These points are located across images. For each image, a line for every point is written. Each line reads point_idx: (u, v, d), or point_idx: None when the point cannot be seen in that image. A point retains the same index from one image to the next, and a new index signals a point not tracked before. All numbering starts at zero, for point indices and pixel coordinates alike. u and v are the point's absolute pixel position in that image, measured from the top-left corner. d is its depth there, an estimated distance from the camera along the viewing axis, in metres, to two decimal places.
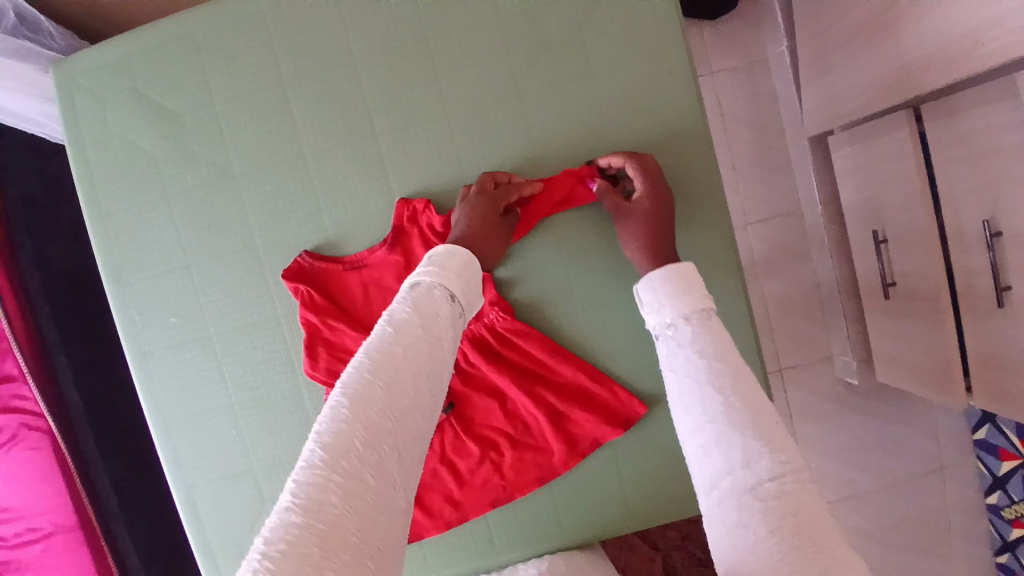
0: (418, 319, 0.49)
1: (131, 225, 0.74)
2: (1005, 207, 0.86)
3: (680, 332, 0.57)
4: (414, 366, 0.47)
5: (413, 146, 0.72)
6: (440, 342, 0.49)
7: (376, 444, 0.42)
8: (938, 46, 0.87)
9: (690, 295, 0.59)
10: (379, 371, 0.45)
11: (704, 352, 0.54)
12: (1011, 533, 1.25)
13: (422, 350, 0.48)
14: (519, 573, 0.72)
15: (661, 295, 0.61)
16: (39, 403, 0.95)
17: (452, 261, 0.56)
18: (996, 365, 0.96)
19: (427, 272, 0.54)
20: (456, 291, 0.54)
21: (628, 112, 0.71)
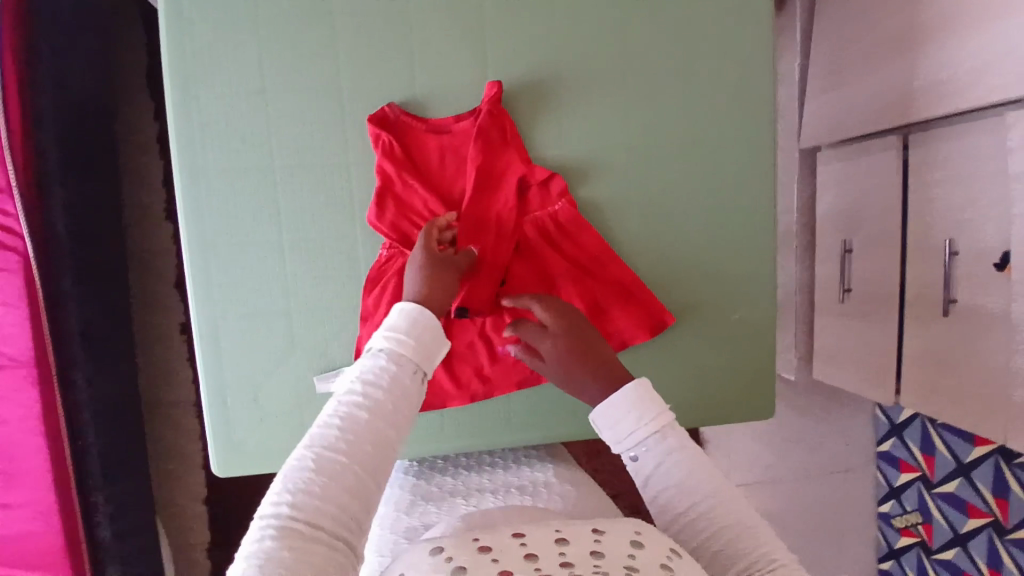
0: (381, 386, 0.57)
1: (211, 34, 0.71)
2: (967, 229, 1.02)
3: (655, 451, 0.59)
4: (376, 431, 0.55)
5: (516, 32, 0.75)
6: (402, 410, 0.57)
7: (341, 500, 0.51)
8: (944, 79, 1.01)
9: (653, 410, 0.61)
10: (344, 428, 0.54)
11: (684, 466, 0.57)
12: (899, 541, 1.43)
13: (381, 408, 0.56)
14: (528, 474, 0.81)
15: (625, 415, 0.61)
16: (20, 220, 0.87)
17: (414, 326, 0.61)
18: (929, 367, 1.12)
19: (386, 338, 0.60)
20: (421, 361, 0.60)
21: (713, 51, 0.78)
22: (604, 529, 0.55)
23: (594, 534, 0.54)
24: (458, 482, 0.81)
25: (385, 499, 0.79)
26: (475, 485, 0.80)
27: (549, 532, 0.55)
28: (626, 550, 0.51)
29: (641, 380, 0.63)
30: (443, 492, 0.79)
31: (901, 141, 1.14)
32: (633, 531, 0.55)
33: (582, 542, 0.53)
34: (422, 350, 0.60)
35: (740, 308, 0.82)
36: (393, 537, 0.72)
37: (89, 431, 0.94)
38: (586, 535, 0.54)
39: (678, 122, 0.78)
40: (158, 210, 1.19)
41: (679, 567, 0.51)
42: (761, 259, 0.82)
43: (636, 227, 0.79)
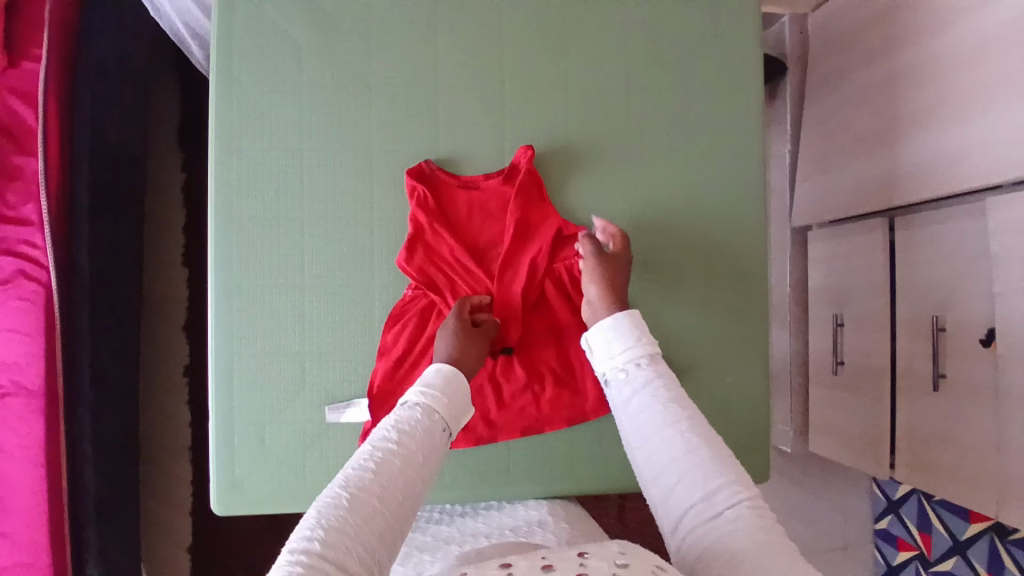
0: (415, 438, 0.56)
1: (256, 93, 0.78)
2: (954, 308, 1.07)
3: (635, 376, 0.63)
4: (409, 478, 0.53)
5: (533, 105, 0.82)
6: (431, 461, 0.56)
7: (369, 540, 0.48)
8: (926, 167, 1.08)
9: (640, 341, 0.66)
10: (379, 472, 0.52)
11: (659, 391, 0.61)
12: None
13: (414, 460, 0.55)
14: (520, 511, 0.83)
15: (613, 343, 0.67)
16: (48, 255, 0.91)
17: (447, 385, 0.64)
18: (921, 442, 1.14)
19: (420, 393, 0.61)
20: (449, 420, 0.61)
21: (711, 130, 0.85)
22: (590, 552, 0.53)
23: (580, 559, 0.52)
24: (453, 530, 0.82)
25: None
26: (471, 530, 0.81)
27: (535, 560, 0.53)
28: (609, 569, 0.49)
29: (633, 314, 0.69)
30: (438, 542, 0.79)
31: (888, 222, 1.20)
32: (619, 551, 0.53)
33: (568, 567, 0.51)
34: (452, 409, 0.62)
35: (736, 370, 0.85)
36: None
37: (88, 467, 0.95)
38: (572, 559, 0.52)
39: (679, 192, 0.84)
40: (175, 255, 1.23)
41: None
42: (754, 323, 0.86)
43: (638, 287, 0.84)
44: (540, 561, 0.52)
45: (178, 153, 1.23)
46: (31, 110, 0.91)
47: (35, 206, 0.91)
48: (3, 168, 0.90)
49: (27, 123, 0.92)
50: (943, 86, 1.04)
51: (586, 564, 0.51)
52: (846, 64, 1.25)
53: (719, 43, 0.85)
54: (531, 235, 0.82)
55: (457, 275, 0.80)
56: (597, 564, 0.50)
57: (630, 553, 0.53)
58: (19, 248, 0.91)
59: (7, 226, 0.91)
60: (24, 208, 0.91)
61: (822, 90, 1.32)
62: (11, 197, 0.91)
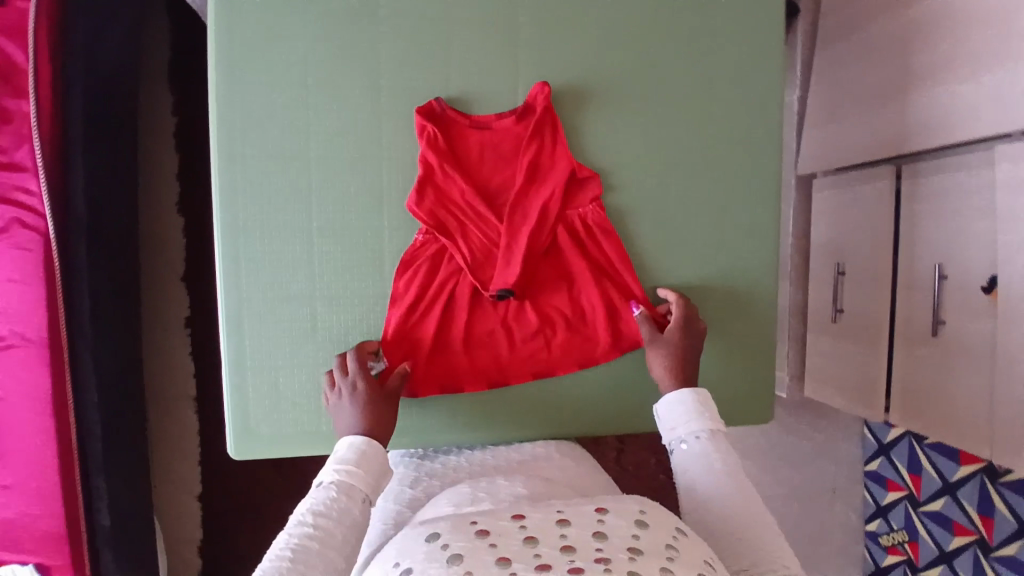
0: (329, 522, 0.60)
1: (256, 26, 0.75)
2: (957, 257, 1.07)
3: (695, 445, 0.71)
4: (331, 560, 0.58)
5: (545, 43, 0.79)
6: (351, 538, 0.60)
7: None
8: (938, 113, 1.07)
9: (705, 416, 0.73)
10: (293, 563, 0.56)
11: (720, 462, 0.69)
12: (886, 559, 1.47)
13: (328, 547, 0.58)
14: (525, 447, 0.83)
15: (678, 414, 0.74)
16: (45, 202, 0.88)
17: (363, 458, 0.66)
18: (916, 388, 1.16)
19: (336, 471, 0.64)
20: (368, 492, 0.64)
21: (729, 71, 0.82)
22: (607, 509, 0.56)
23: (597, 515, 0.55)
24: (461, 459, 0.82)
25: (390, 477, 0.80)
26: (479, 461, 0.82)
27: (550, 513, 0.56)
28: (630, 531, 0.53)
29: (702, 391, 0.76)
30: (447, 470, 0.80)
31: (895, 171, 1.19)
32: (636, 509, 0.57)
33: (584, 523, 0.54)
34: (370, 480, 0.65)
35: (745, 316, 0.86)
36: (397, 509, 0.74)
37: (93, 413, 0.93)
38: (589, 515, 0.56)
39: (693, 135, 0.82)
40: (169, 202, 1.20)
41: (684, 546, 0.54)
42: (765, 271, 0.85)
43: (649, 233, 0.83)
44: (555, 515, 0.55)
45: (168, 95, 1.18)
46: (19, 48, 0.87)
47: (29, 149, 0.88)
48: None
49: (14, 61, 0.88)
50: (961, 28, 1.01)
51: (605, 522, 0.54)
52: (860, 6, 1.21)
53: None
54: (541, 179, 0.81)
55: (469, 219, 0.80)
56: (616, 525, 0.54)
57: (648, 513, 0.56)
58: (14, 194, 0.88)
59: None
60: (16, 152, 0.88)
61: (834, 33, 1.28)
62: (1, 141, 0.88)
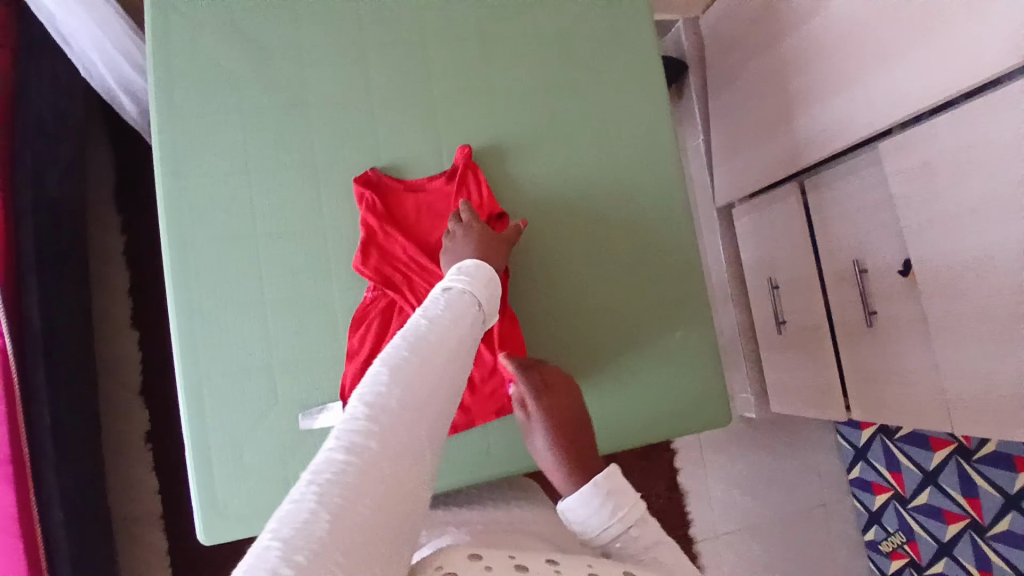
0: (460, 316, 0.58)
1: (196, 130, 0.83)
2: (870, 250, 1.17)
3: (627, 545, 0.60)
4: (457, 349, 0.54)
5: (461, 110, 0.89)
6: (464, 343, 0.55)
7: (419, 402, 0.47)
8: (820, 130, 1.20)
9: (625, 507, 0.62)
10: (430, 339, 0.52)
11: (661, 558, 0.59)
12: (891, 565, 1.47)
13: (461, 336, 0.56)
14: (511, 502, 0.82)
15: (593, 515, 0.62)
16: (1, 320, 0.88)
17: (472, 285, 0.63)
18: (868, 378, 1.22)
19: (451, 291, 0.60)
20: (478, 316, 0.60)
21: (626, 113, 0.94)
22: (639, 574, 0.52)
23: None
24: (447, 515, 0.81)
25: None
26: (452, 513, 0.82)
27: (580, 564, 0.52)
28: None
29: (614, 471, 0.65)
30: (434, 522, 0.79)
31: (799, 186, 1.31)
32: None
33: None
34: (486, 300, 0.63)
35: (684, 325, 0.92)
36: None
37: (59, 532, 0.91)
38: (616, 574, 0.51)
39: (605, 170, 0.92)
40: (125, 319, 1.23)
41: None
42: (695, 280, 0.93)
43: (581, 262, 0.91)
44: (588, 567, 0.51)
45: (120, 218, 1.24)
46: None
47: None
48: None
49: None
50: (821, 56, 1.17)
51: None
52: (738, 53, 1.38)
53: (617, 37, 0.94)
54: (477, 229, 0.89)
55: (412, 271, 0.83)
56: None
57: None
58: None
59: None
60: None
61: (721, 80, 1.44)
62: None
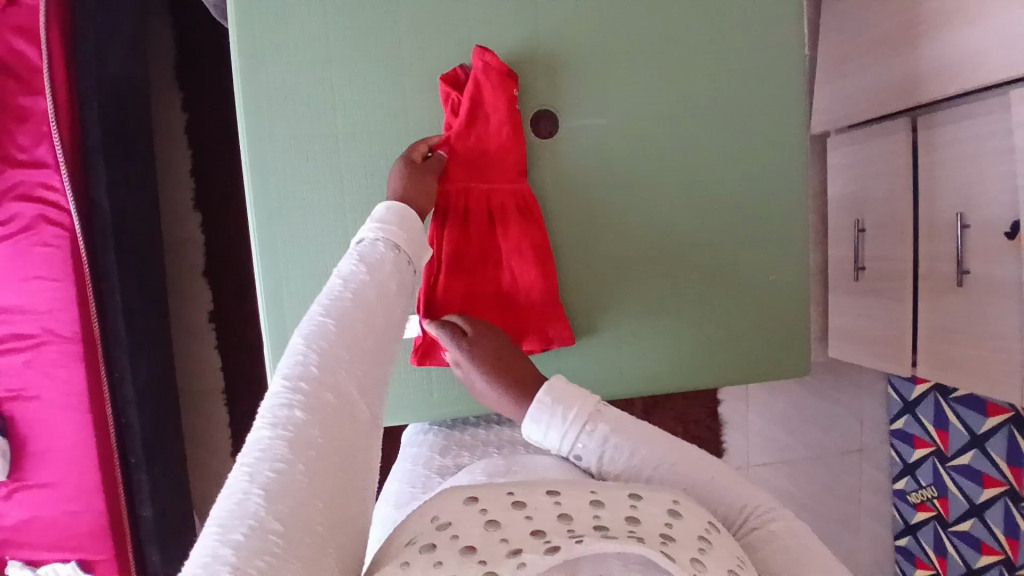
0: (384, 265, 0.53)
1: (273, 3, 0.75)
2: (978, 204, 1.07)
3: (591, 438, 0.59)
4: (383, 300, 0.50)
5: (563, 7, 0.79)
6: (392, 294, 0.52)
7: (351, 367, 0.45)
8: (951, 60, 1.06)
9: (574, 407, 0.61)
10: (353, 302, 0.48)
11: (625, 441, 0.59)
12: (915, 517, 1.48)
13: (388, 288, 0.52)
14: None
15: (546, 422, 0.61)
16: (67, 197, 0.88)
17: (402, 221, 0.58)
18: (944, 338, 1.16)
19: (378, 230, 0.56)
20: (411, 254, 0.57)
21: (748, 27, 0.82)
22: (641, 495, 0.50)
23: (631, 499, 0.49)
24: (490, 433, 0.86)
25: (418, 441, 0.85)
26: (506, 438, 0.86)
27: (583, 490, 0.50)
28: (664, 518, 0.47)
29: (554, 377, 0.63)
30: (476, 441, 0.85)
31: (911, 122, 1.18)
32: (670, 499, 0.50)
33: (618, 507, 0.48)
34: (413, 239, 0.58)
35: (777, 270, 0.86)
36: (426, 474, 0.79)
37: (132, 410, 0.94)
38: (623, 499, 0.49)
39: (714, 92, 0.82)
40: (186, 198, 1.20)
41: (719, 540, 0.47)
42: (794, 224, 0.86)
43: (677, 191, 0.83)
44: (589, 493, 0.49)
45: (178, 91, 1.18)
46: (33, 47, 0.86)
47: (48, 146, 0.88)
48: (9, 110, 0.86)
49: (30, 61, 0.87)
50: None
51: (639, 507, 0.48)
52: None
53: None
54: (553, 143, 0.81)
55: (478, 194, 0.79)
56: (650, 512, 0.47)
57: (683, 503, 0.50)
58: (36, 192, 0.88)
59: (23, 170, 0.87)
60: (36, 150, 0.88)
61: None
62: (22, 139, 0.87)
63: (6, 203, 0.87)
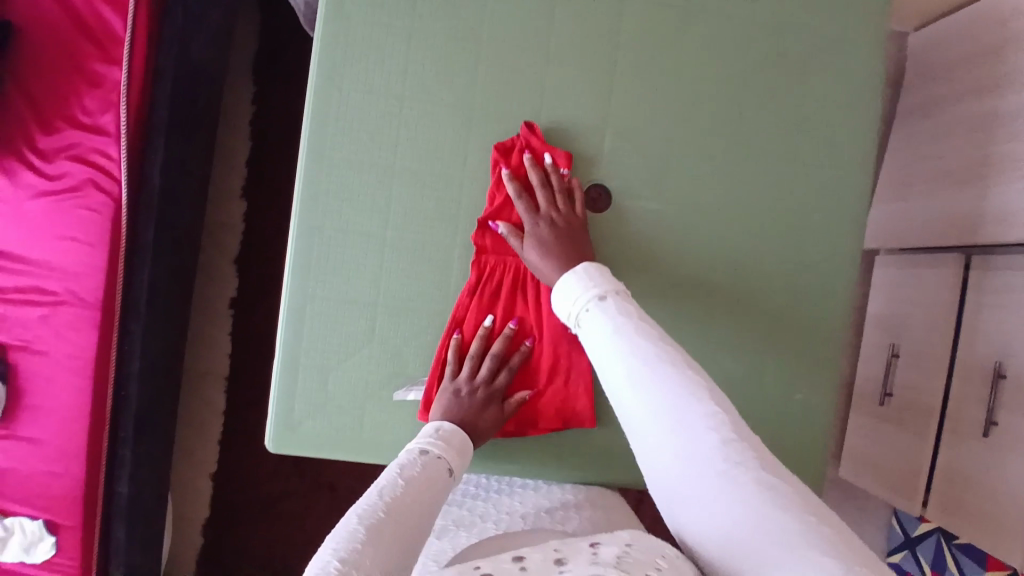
0: (432, 475, 0.63)
1: (362, 30, 0.76)
2: (1019, 359, 1.03)
3: (602, 310, 0.62)
4: (426, 504, 0.59)
5: (640, 87, 0.79)
6: (435, 502, 0.61)
7: (390, 554, 0.52)
8: (1013, 208, 1.04)
9: (601, 284, 0.64)
10: (406, 490, 0.58)
11: (630, 326, 0.60)
12: None
13: (434, 492, 0.61)
14: (558, 495, 0.79)
15: (574, 284, 0.66)
16: (121, 168, 0.90)
17: (457, 437, 0.69)
18: (958, 486, 1.10)
19: (427, 441, 0.66)
20: (454, 466, 0.66)
21: (821, 141, 0.81)
22: (601, 543, 0.52)
23: (590, 547, 0.51)
24: (489, 506, 0.80)
25: None
26: (509, 510, 0.79)
27: (547, 551, 0.52)
28: (618, 554, 0.48)
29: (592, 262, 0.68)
30: (475, 517, 0.78)
31: (964, 260, 1.15)
32: (627, 539, 0.52)
33: (581, 557, 0.50)
34: (461, 458, 0.68)
35: (804, 389, 0.83)
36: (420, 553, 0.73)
37: (132, 385, 0.93)
38: (582, 549, 0.51)
39: (774, 197, 0.81)
40: (234, 185, 1.21)
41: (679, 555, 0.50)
42: (830, 343, 0.83)
43: (718, 288, 0.81)
44: (553, 553, 0.51)
45: (251, 82, 1.20)
46: (120, 17, 0.90)
47: (114, 115, 0.90)
48: (84, 73, 0.90)
49: (114, 29, 0.90)
50: None
51: (598, 552, 0.50)
52: (944, 89, 1.18)
53: (844, 50, 0.81)
54: (603, 215, 0.80)
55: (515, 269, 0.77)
56: (607, 551, 0.49)
57: (638, 539, 0.52)
58: (91, 156, 0.90)
59: (83, 133, 0.90)
60: (101, 117, 0.90)
61: (913, 112, 1.26)
62: (89, 103, 0.90)
63: (60, 160, 0.90)
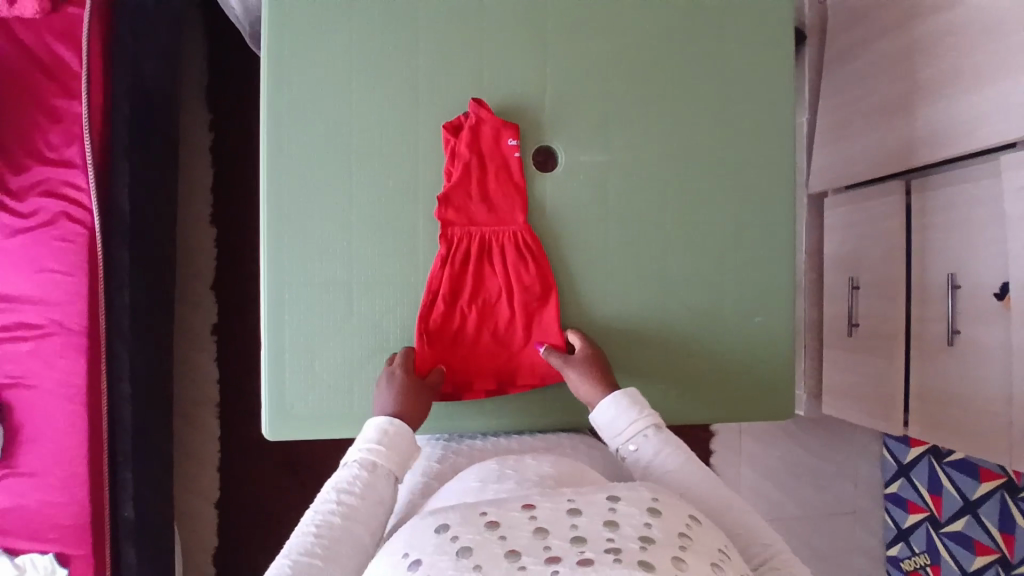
0: (354, 501, 0.65)
1: (304, 30, 0.81)
2: (970, 266, 1.08)
3: (646, 442, 0.71)
4: (349, 532, 0.63)
5: (571, 51, 0.85)
6: (362, 526, 0.64)
7: None
8: (942, 128, 1.10)
9: (640, 415, 0.73)
10: (318, 537, 0.62)
11: (667, 448, 0.70)
12: None
13: (357, 518, 0.64)
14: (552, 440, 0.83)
15: (617, 420, 0.74)
16: (91, 196, 0.93)
17: (387, 442, 0.70)
18: (934, 398, 1.15)
19: (362, 455, 0.68)
20: (393, 470, 0.69)
21: (743, 79, 0.87)
22: (619, 497, 0.54)
23: (609, 502, 0.54)
24: (487, 443, 0.83)
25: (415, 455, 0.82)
26: (507, 447, 0.82)
27: (561, 501, 0.54)
28: (640, 519, 0.52)
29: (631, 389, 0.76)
30: (474, 451, 0.81)
31: (905, 186, 1.22)
32: (650, 497, 0.55)
33: (596, 512, 0.53)
34: (394, 461, 0.69)
35: (763, 311, 0.88)
36: (423, 480, 0.76)
37: (125, 406, 0.96)
38: (600, 503, 0.54)
39: (709, 136, 0.86)
40: (202, 211, 1.25)
41: (699, 532, 0.54)
42: (780, 265, 0.88)
43: (670, 228, 0.86)
44: (567, 504, 0.53)
45: (207, 111, 1.25)
46: (75, 54, 0.94)
47: (78, 147, 0.94)
48: (44, 110, 0.93)
49: (69, 66, 0.94)
50: (962, 48, 1.06)
51: (616, 510, 0.53)
52: (862, 32, 1.26)
53: None
54: (553, 174, 0.85)
55: (477, 239, 0.82)
56: (628, 514, 0.52)
57: (661, 501, 0.55)
58: (62, 189, 0.94)
59: (50, 167, 0.93)
60: (66, 150, 0.94)
61: (837, 58, 1.33)
62: (54, 138, 0.94)
63: (32, 197, 0.93)
